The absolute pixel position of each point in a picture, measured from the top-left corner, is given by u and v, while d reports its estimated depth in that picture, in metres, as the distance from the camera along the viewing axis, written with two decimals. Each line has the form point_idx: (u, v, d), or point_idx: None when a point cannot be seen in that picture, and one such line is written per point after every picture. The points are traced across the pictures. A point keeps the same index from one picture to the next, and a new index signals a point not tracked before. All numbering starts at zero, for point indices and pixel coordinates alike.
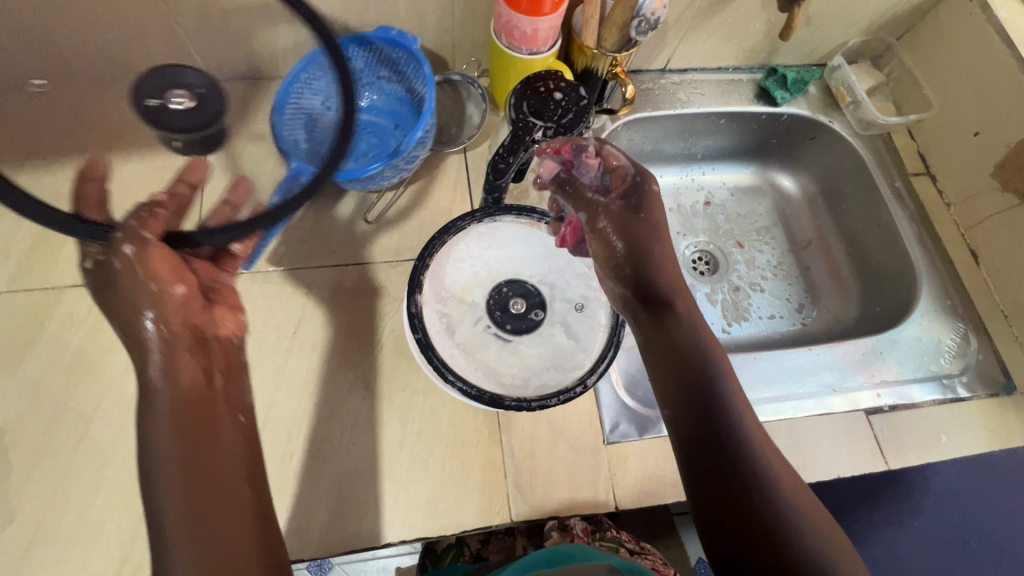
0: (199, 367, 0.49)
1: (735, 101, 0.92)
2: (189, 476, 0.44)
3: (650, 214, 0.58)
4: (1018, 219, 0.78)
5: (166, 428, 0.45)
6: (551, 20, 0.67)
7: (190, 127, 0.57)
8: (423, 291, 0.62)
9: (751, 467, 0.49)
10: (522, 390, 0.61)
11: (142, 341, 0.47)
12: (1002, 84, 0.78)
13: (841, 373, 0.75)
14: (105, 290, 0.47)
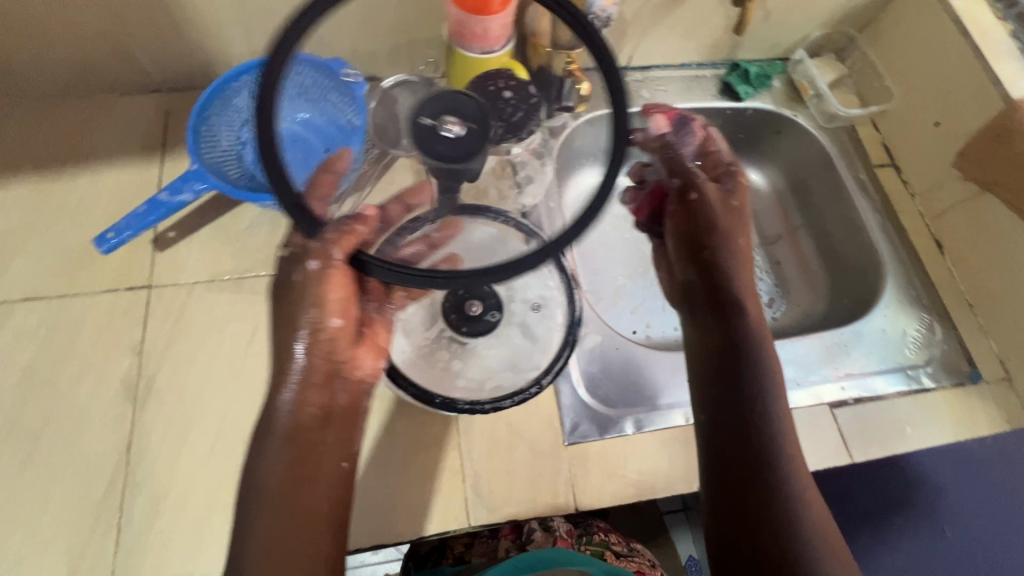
0: (321, 403, 0.54)
1: (698, 97, 0.92)
2: (282, 492, 0.49)
3: (740, 205, 0.67)
4: (979, 208, 0.78)
5: (277, 451, 0.51)
6: (503, 19, 0.68)
7: (442, 155, 0.56)
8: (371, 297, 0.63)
9: (773, 464, 0.53)
10: (472, 393, 0.62)
11: (287, 363, 0.53)
12: (960, 73, 0.78)
13: (806, 367, 0.75)
14: (282, 307, 0.55)
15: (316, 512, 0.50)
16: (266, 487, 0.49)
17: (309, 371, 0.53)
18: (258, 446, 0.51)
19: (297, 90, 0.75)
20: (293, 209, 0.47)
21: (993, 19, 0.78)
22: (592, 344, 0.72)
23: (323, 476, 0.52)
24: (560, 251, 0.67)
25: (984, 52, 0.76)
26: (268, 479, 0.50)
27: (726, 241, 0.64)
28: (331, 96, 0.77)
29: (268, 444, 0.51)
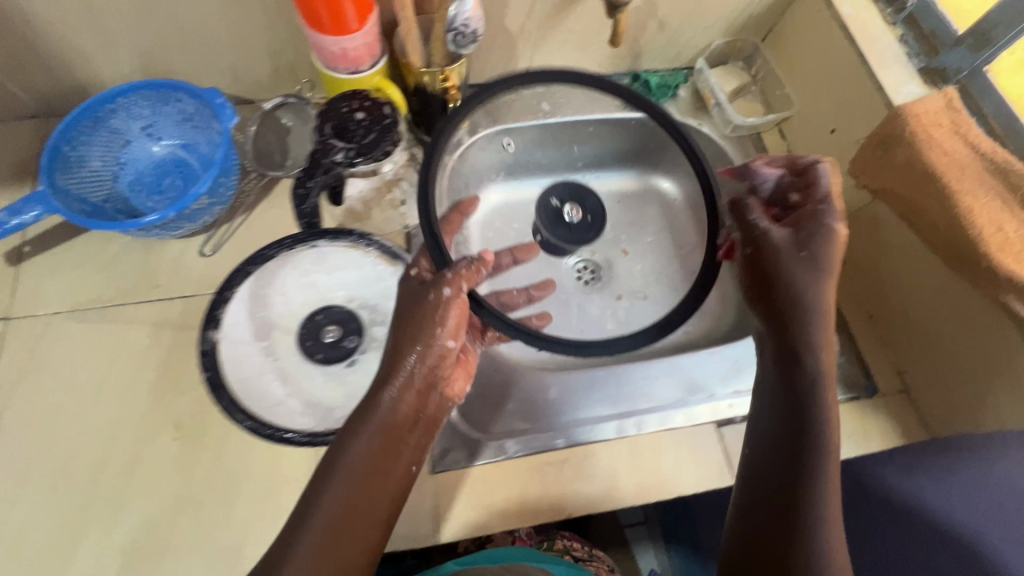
0: (413, 406, 0.56)
1: (603, 108, 0.89)
2: (367, 483, 0.51)
3: (816, 257, 0.53)
4: (873, 216, 0.76)
5: (372, 437, 0.53)
6: (365, 37, 0.66)
7: (562, 235, 0.90)
8: (222, 325, 0.64)
9: (804, 506, 0.47)
10: (317, 421, 0.62)
11: (401, 362, 0.56)
12: (849, 80, 0.77)
13: (694, 385, 0.73)
14: (402, 316, 0.57)
15: (378, 507, 0.51)
16: (347, 472, 0.51)
17: (412, 374, 0.55)
18: (352, 434, 0.53)
19: (181, 115, 0.74)
20: (432, 239, 0.57)
21: (882, 24, 0.77)
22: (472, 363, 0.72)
23: (398, 472, 0.53)
24: None
25: (870, 58, 0.74)
26: (351, 466, 0.51)
27: (804, 300, 0.53)
28: (211, 123, 0.74)
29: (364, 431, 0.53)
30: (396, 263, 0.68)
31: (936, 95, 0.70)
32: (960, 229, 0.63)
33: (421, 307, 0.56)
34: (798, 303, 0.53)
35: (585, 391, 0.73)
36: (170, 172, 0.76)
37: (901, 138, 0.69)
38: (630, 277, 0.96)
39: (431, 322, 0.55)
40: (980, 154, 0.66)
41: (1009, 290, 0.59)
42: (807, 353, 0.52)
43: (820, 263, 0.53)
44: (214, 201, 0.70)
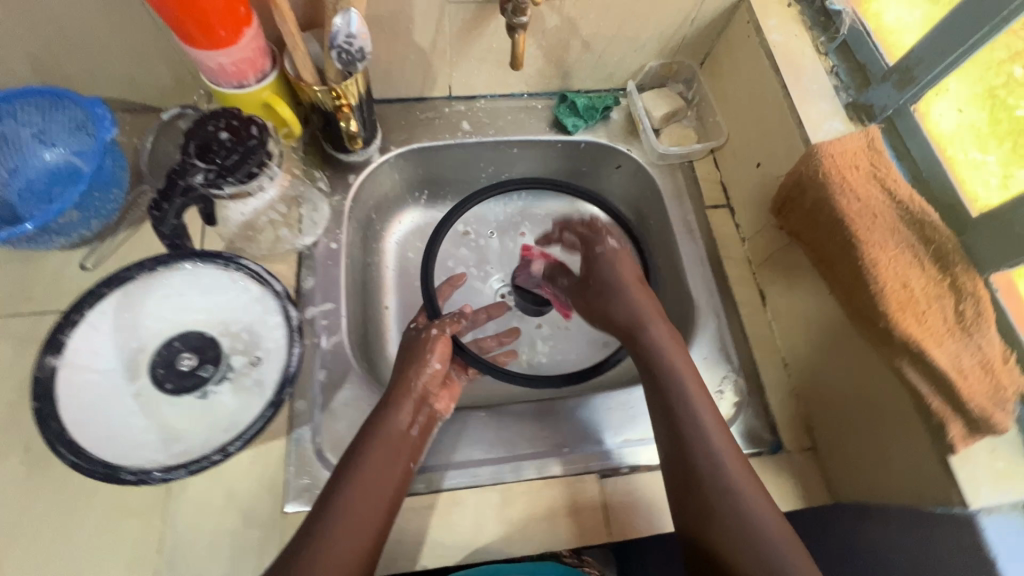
0: (410, 415, 0.61)
1: (528, 130, 0.87)
2: (366, 488, 0.54)
3: (598, 278, 0.68)
4: (790, 260, 0.71)
5: (379, 449, 0.57)
6: (243, 51, 0.62)
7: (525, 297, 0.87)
8: (63, 351, 0.56)
9: (706, 480, 0.54)
10: (154, 459, 0.55)
11: (403, 379, 0.64)
12: (773, 113, 0.72)
13: (584, 431, 0.68)
14: (400, 360, 0.67)
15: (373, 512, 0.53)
16: (354, 479, 0.54)
17: (410, 390, 0.63)
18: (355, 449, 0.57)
19: (74, 123, 0.73)
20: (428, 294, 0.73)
21: (813, 54, 0.72)
22: (348, 400, 0.67)
23: (392, 481, 0.56)
24: (287, 302, 0.63)
25: (794, 91, 0.69)
26: (358, 475, 0.55)
27: (614, 315, 0.66)
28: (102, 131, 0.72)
29: (371, 444, 0.57)
30: (264, 287, 0.64)
31: (857, 134, 0.65)
32: (863, 284, 0.58)
33: (412, 342, 0.67)
34: (622, 326, 0.65)
35: (466, 433, 0.68)
36: (62, 180, 0.74)
37: (814, 180, 0.64)
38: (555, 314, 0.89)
39: (422, 349, 0.66)
40: (895, 201, 0.61)
41: (904, 355, 0.55)
42: (675, 390, 0.59)
43: (608, 279, 0.67)
44: (89, 215, 0.67)
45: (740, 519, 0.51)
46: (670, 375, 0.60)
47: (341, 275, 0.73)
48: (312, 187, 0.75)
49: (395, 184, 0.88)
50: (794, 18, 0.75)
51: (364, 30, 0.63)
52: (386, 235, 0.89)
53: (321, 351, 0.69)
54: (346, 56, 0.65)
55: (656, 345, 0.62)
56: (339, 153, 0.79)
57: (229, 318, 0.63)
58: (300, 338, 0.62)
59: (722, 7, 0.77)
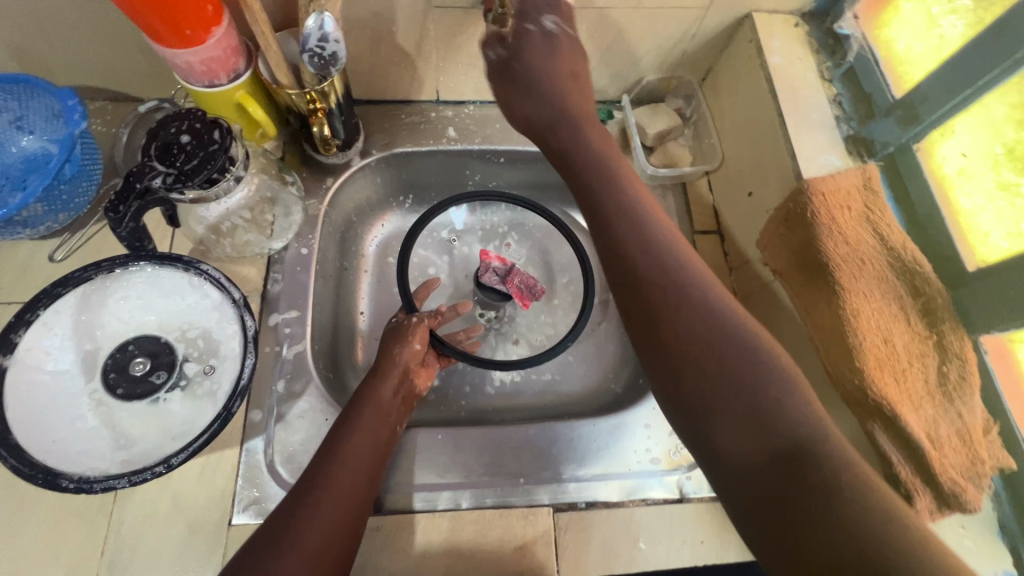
0: (393, 390, 0.65)
1: (514, 140, 0.84)
2: (359, 458, 0.57)
3: (524, 66, 0.61)
4: (774, 297, 0.68)
5: (370, 416, 0.61)
6: (212, 50, 0.60)
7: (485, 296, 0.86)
8: (13, 350, 0.54)
9: (647, 276, 0.49)
10: (97, 466, 0.54)
11: (388, 358, 0.67)
12: (767, 141, 0.68)
13: (544, 460, 0.66)
14: (383, 342, 0.70)
15: (359, 476, 0.56)
16: (345, 446, 0.57)
17: (393, 366, 0.67)
18: (346, 422, 0.60)
19: (50, 111, 0.71)
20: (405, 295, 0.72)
21: (815, 79, 0.68)
22: (306, 411, 0.66)
23: (378, 448, 0.60)
24: (244, 310, 0.61)
25: (790, 120, 0.66)
26: (350, 444, 0.58)
27: (538, 121, 0.61)
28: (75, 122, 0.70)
29: (359, 415, 0.61)
30: (223, 294, 0.62)
31: (854, 171, 0.61)
32: (842, 335, 0.55)
33: (395, 329, 0.70)
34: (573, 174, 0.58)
35: (422, 454, 0.66)
36: (37, 168, 0.73)
37: (802, 220, 0.60)
38: (532, 330, 0.88)
39: (404, 334, 0.69)
40: (886, 247, 0.58)
41: (876, 416, 0.52)
42: (645, 252, 0.50)
43: (543, 109, 0.61)
44: (56, 209, 0.67)
45: (716, 341, 0.45)
46: (634, 221, 0.52)
47: (309, 282, 0.72)
48: (281, 186, 0.71)
49: (376, 188, 0.86)
50: (799, 39, 0.70)
51: (338, 33, 0.60)
52: (366, 238, 0.88)
53: (282, 360, 0.67)
54: (320, 60, 0.62)
55: (620, 204, 0.54)
56: (316, 153, 0.77)
57: (187, 323, 0.62)
58: (255, 349, 0.60)
59: (723, 23, 0.73)
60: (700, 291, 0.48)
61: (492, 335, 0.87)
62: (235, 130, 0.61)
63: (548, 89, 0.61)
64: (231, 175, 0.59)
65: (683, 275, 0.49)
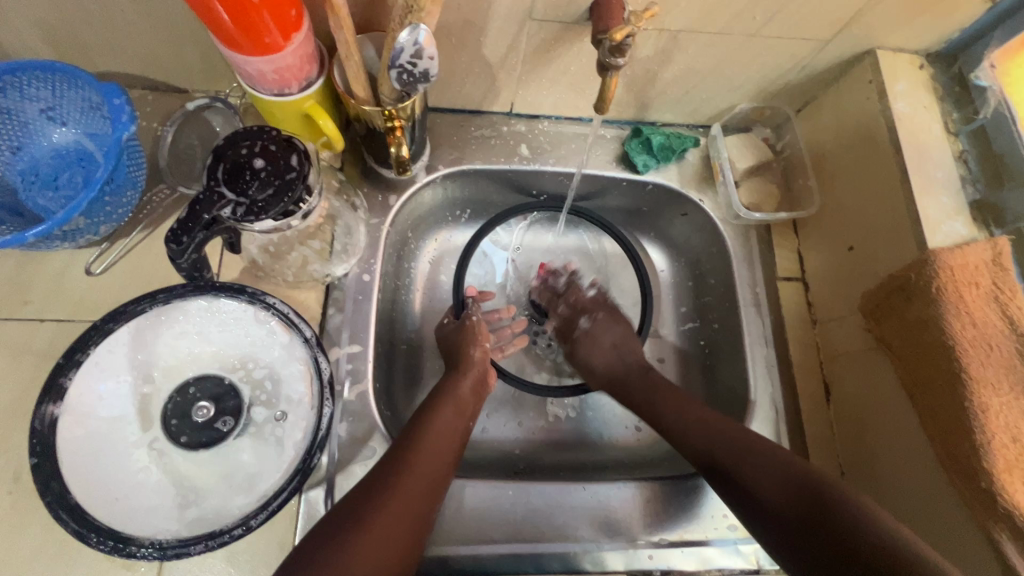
0: (472, 387, 0.67)
1: (590, 163, 0.77)
2: (429, 477, 0.56)
3: None
4: (871, 365, 0.63)
5: (445, 419, 0.61)
6: (288, 59, 0.53)
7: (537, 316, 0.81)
8: (63, 397, 0.52)
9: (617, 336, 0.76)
10: (165, 527, 0.50)
11: (465, 355, 0.69)
12: (882, 198, 0.63)
13: (617, 523, 0.62)
14: (453, 337, 0.71)
15: (427, 488, 0.55)
16: (413, 467, 0.56)
17: (471, 366, 0.68)
18: (412, 439, 0.58)
19: (87, 103, 0.62)
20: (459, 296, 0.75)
21: (940, 132, 0.63)
22: (369, 458, 0.61)
23: (451, 455, 0.59)
24: (318, 349, 0.56)
25: (913, 177, 0.60)
26: (418, 463, 0.56)
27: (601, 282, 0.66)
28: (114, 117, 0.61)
29: (432, 424, 0.60)
30: (292, 332, 0.57)
31: (982, 244, 0.56)
32: (960, 414, 0.52)
33: (460, 328, 0.71)
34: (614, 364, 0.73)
35: (494, 510, 0.62)
36: (72, 166, 0.65)
37: (924, 291, 0.55)
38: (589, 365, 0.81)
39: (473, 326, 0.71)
40: (1015, 333, 0.53)
41: (1003, 525, 0.49)
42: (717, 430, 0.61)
43: (603, 367, 0.73)
44: (97, 220, 0.60)
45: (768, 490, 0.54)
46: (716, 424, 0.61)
47: (372, 313, 0.66)
48: (348, 209, 0.65)
49: (438, 204, 0.79)
50: (925, 84, 0.64)
51: (432, 49, 0.51)
52: (419, 254, 0.80)
53: (343, 400, 0.63)
54: (407, 75, 0.54)
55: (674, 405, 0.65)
56: (383, 168, 0.70)
57: (250, 361, 0.58)
58: (332, 397, 0.55)
59: (841, 57, 0.66)
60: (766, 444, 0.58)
61: (544, 365, 0.81)
62: (309, 152, 0.54)
63: (605, 336, 0.75)
64: (306, 205, 0.52)
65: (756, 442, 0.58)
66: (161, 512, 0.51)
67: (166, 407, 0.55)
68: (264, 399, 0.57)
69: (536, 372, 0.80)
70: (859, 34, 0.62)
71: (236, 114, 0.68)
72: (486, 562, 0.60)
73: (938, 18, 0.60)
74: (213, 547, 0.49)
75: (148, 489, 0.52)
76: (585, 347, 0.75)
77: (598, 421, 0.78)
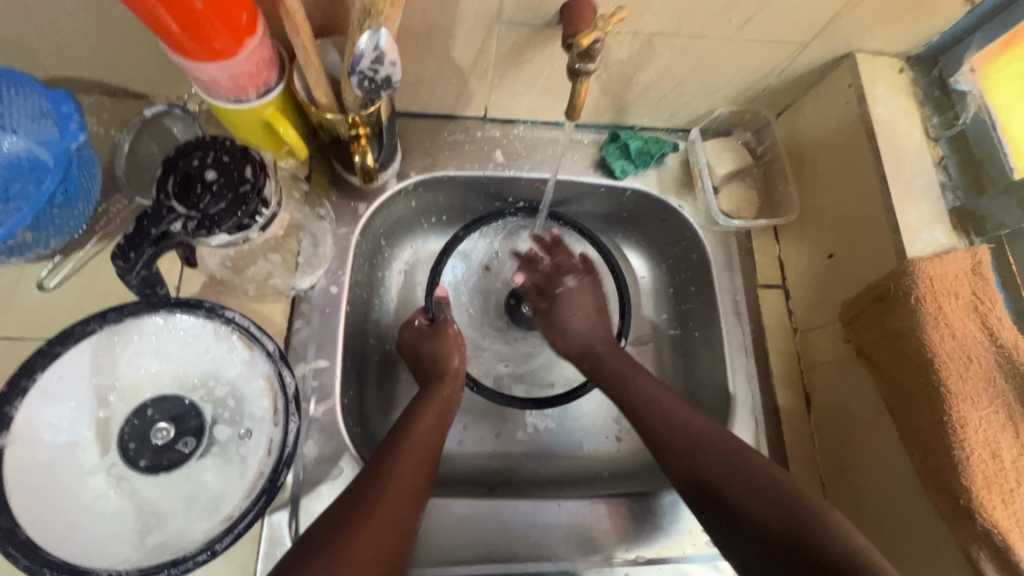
0: (445, 396, 0.66)
1: (566, 168, 0.75)
2: (399, 502, 0.53)
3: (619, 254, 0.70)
4: (853, 376, 0.62)
5: (420, 436, 0.60)
6: (243, 65, 0.51)
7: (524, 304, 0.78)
8: (8, 426, 0.48)
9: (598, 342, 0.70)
10: (126, 557, 0.48)
11: (447, 367, 0.68)
12: (863, 206, 0.62)
13: (592, 542, 0.61)
14: (430, 348, 0.69)
15: (398, 511, 0.53)
16: (386, 490, 0.53)
17: (445, 372, 0.67)
18: (384, 460, 0.56)
19: (38, 111, 0.59)
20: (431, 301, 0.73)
21: (920, 138, 0.61)
22: (337, 479, 0.59)
23: (424, 475, 0.57)
24: (281, 363, 0.53)
25: (892, 185, 0.59)
26: (391, 486, 0.54)
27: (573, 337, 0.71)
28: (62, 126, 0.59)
29: (407, 444, 0.58)
30: (254, 347, 0.54)
31: (962, 253, 0.55)
32: (942, 433, 0.50)
33: (431, 336, 0.70)
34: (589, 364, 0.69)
35: (469, 532, 0.60)
36: (24, 175, 0.62)
37: (902, 302, 0.54)
38: (567, 373, 0.79)
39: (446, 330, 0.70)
40: (995, 344, 0.52)
41: (982, 544, 0.48)
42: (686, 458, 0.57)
43: (580, 349, 0.70)
44: (46, 233, 0.57)
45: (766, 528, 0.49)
46: (674, 445, 0.58)
47: (340, 327, 0.64)
48: (313, 218, 0.63)
49: (411, 211, 0.76)
50: (905, 88, 0.63)
51: (394, 54, 0.49)
52: (392, 262, 0.78)
53: (309, 418, 0.61)
54: (369, 83, 0.51)
55: (643, 410, 0.62)
56: (351, 175, 0.68)
57: (211, 379, 0.56)
58: (298, 410, 0.52)
59: (821, 60, 0.65)
60: (719, 466, 0.55)
61: (525, 377, 0.78)
62: (267, 162, 0.51)
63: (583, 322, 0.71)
64: (262, 218, 0.50)
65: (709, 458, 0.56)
66: (121, 542, 0.49)
67: (124, 431, 0.53)
68: (227, 418, 0.55)
69: (512, 383, 0.78)
70: (837, 37, 0.61)
71: (196, 121, 0.66)
72: None
73: (917, 21, 0.59)
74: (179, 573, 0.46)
75: (106, 517, 0.50)
76: (575, 308, 0.72)
77: (575, 433, 0.76)
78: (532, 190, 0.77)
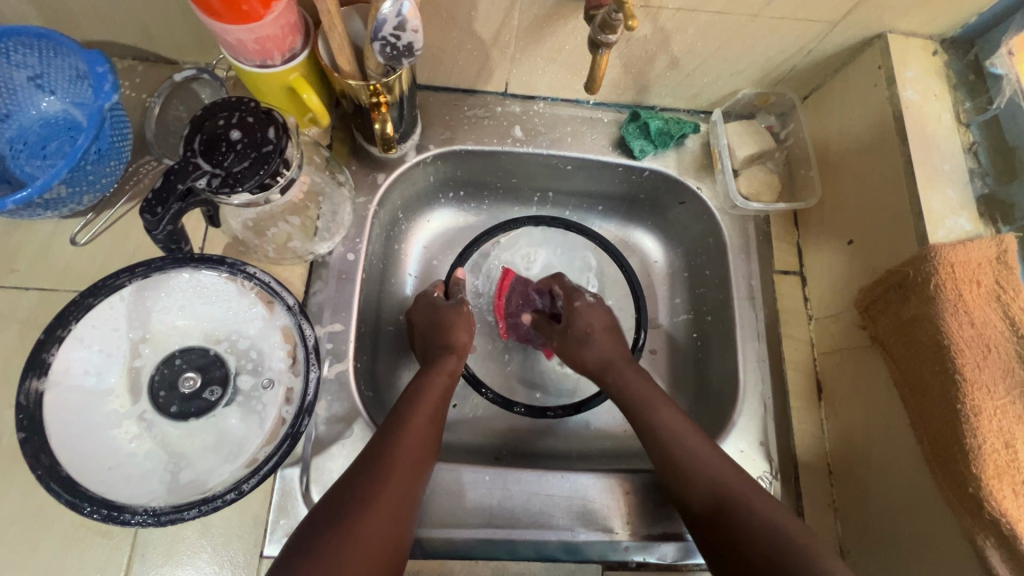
0: (451, 369, 0.64)
1: (585, 146, 0.75)
2: (411, 461, 0.54)
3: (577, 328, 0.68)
4: (867, 363, 0.61)
5: (431, 401, 0.60)
6: (269, 28, 0.51)
7: None
8: (48, 371, 0.51)
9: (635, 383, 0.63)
10: (156, 491, 0.51)
11: (456, 345, 0.67)
12: (887, 192, 0.61)
13: (597, 513, 0.62)
14: (436, 323, 0.68)
15: (409, 475, 0.53)
16: (395, 449, 0.54)
17: (452, 344, 0.66)
18: (394, 419, 0.57)
19: (74, 72, 0.61)
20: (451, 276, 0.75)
21: (950, 122, 0.60)
22: (350, 440, 0.61)
23: (432, 440, 0.58)
24: (301, 317, 0.56)
25: (919, 169, 0.58)
26: (406, 446, 0.54)
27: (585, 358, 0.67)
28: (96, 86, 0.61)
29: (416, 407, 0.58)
30: (275, 303, 0.56)
31: (987, 242, 0.53)
32: (957, 429, 0.50)
33: (444, 310, 0.68)
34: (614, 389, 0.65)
35: (476, 496, 0.61)
36: (60, 134, 0.65)
37: (921, 290, 0.53)
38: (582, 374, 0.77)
39: (457, 309, 0.69)
40: (1016, 333, 0.50)
41: (989, 532, 0.47)
42: (701, 469, 0.56)
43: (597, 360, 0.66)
44: (80, 189, 0.59)
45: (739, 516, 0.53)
46: (712, 467, 0.55)
47: (355, 293, 0.66)
48: (332, 185, 0.63)
49: (429, 185, 0.77)
50: (936, 71, 0.62)
51: (416, 22, 0.49)
52: (410, 237, 0.79)
53: (323, 379, 0.62)
54: (392, 49, 0.52)
55: (669, 429, 0.59)
56: (370, 145, 0.69)
57: (235, 334, 0.58)
58: (317, 361, 0.54)
59: (852, 40, 0.63)
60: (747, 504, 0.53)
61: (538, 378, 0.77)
62: (289, 125, 0.53)
63: (598, 347, 0.67)
64: (283, 178, 0.52)
65: (735, 495, 0.54)
66: (150, 483, 0.51)
67: (154, 378, 0.56)
68: (250, 369, 0.57)
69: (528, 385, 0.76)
70: (870, 17, 0.59)
71: (219, 85, 0.67)
72: (459, 545, 0.60)
73: (953, 4, 0.57)
74: (207, 511, 0.48)
75: (137, 459, 0.53)
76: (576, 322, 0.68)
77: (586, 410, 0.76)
78: (551, 168, 0.77)
